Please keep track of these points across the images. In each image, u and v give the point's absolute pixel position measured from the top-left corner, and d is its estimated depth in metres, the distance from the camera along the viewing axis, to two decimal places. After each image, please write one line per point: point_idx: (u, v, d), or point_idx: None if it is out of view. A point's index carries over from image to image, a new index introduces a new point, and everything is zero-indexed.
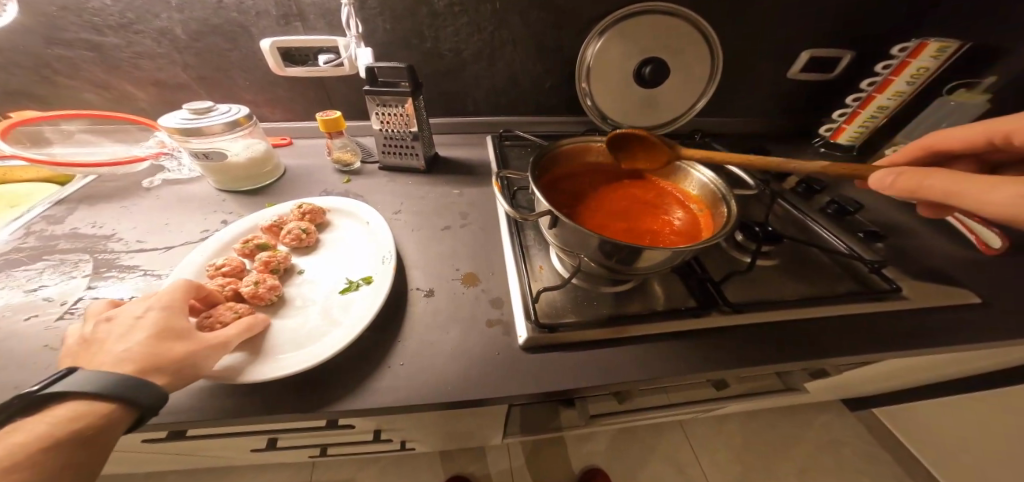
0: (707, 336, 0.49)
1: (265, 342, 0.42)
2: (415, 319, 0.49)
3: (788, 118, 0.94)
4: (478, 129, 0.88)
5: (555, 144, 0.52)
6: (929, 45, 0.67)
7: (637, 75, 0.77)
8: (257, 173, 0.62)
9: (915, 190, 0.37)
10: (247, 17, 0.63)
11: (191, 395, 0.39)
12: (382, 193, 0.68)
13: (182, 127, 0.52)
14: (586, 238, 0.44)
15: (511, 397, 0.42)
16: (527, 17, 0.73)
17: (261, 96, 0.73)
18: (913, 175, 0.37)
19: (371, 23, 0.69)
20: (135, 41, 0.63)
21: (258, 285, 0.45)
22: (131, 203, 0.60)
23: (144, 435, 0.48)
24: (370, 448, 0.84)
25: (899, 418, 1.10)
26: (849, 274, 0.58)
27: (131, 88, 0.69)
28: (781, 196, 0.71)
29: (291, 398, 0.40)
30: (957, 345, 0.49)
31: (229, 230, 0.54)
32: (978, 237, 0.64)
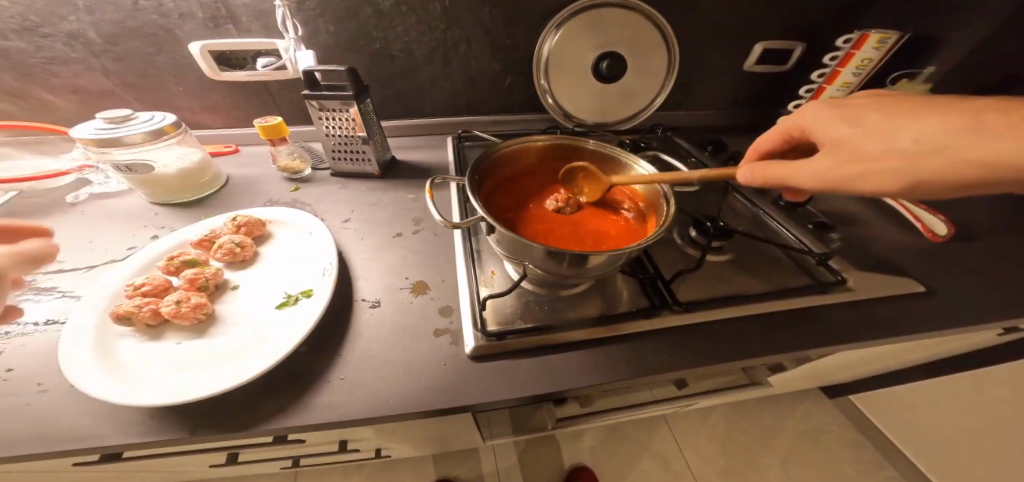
0: (659, 337, 0.49)
1: (188, 362, 0.39)
2: (358, 331, 0.47)
3: (746, 111, 0.95)
4: (439, 131, 0.86)
5: (499, 145, 0.51)
6: (870, 36, 0.67)
7: (595, 70, 0.76)
8: (190, 184, 0.59)
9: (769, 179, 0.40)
10: (171, 19, 0.60)
11: (110, 417, 0.36)
12: (332, 201, 0.65)
13: (95, 138, 0.48)
14: (525, 245, 0.42)
15: (455, 408, 0.41)
16: (477, 14, 0.71)
17: (199, 102, 0.70)
18: (762, 168, 0.40)
19: (311, 25, 0.66)
20: (42, 45, 0.59)
21: (182, 304, 0.42)
22: (52, 223, 0.55)
23: (75, 459, 0.42)
24: (350, 457, 0.83)
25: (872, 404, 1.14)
26: (799, 267, 0.59)
27: (49, 97, 0.65)
28: (737, 190, 0.71)
29: (217, 420, 0.37)
30: (903, 333, 0.50)
31: (155, 246, 0.50)
32: (923, 223, 0.66)
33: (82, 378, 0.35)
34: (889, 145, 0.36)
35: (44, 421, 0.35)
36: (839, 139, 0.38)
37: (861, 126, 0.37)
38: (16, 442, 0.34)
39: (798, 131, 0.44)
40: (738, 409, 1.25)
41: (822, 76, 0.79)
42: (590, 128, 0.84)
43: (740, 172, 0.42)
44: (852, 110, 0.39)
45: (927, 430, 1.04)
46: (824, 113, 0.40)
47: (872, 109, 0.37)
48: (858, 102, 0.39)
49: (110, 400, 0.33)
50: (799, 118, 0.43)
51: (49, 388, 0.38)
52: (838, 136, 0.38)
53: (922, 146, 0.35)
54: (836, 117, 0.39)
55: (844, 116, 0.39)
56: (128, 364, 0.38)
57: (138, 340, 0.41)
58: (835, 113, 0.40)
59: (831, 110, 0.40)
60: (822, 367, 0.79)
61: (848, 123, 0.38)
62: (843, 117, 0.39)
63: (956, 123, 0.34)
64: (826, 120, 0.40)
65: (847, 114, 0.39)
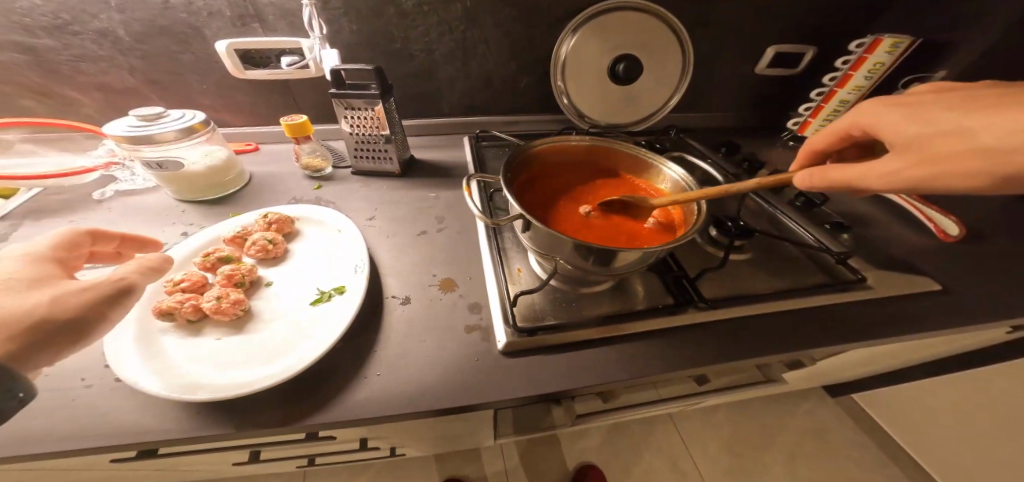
0: (685, 333, 0.50)
1: (230, 357, 0.40)
2: (391, 326, 0.47)
3: (756, 113, 0.97)
4: (455, 131, 0.86)
5: (527, 146, 0.53)
6: (884, 40, 0.70)
7: (611, 72, 0.77)
8: (216, 182, 0.59)
9: (828, 183, 0.41)
10: (199, 18, 0.61)
11: (154, 410, 0.37)
12: (355, 199, 0.66)
13: (129, 135, 0.49)
14: (558, 240, 0.44)
15: (489, 403, 0.41)
16: (497, 15, 0.72)
17: (221, 100, 0.72)
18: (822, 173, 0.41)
19: (335, 25, 0.66)
20: (72, 43, 0.60)
21: (222, 300, 0.43)
22: (80, 219, 0.55)
23: (112, 456, 0.43)
24: (363, 457, 0.83)
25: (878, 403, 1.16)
26: (816, 265, 0.60)
27: (74, 94, 0.66)
28: (752, 191, 0.73)
29: (256, 413, 0.38)
30: (921, 330, 0.51)
31: (187, 243, 0.51)
32: (937, 226, 0.67)
33: (129, 371, 0.36)
34: (972, 141, 0.34)
35: (90, 414, 0.36)
36: (910, 138, 0.37)
37: (935, 124, 0.36)
38: (63, 434, 0.35)
39: (858, 131, 0.43)
40: (743, 408, 1.26)
41: (833, 80, 0.81)
42: (606, 129, 0.84)
43: (796, 176, 0.42)
44: (919, 107, 0.38)
45: (931, 429, 1.05)
46: (888, 113, 0.39)
47: (942, 106, 0.36)
48: (922, 99, 0.38)
49: (156, 392, 0.34)
50: (857, 119, 0.42)
51: (91, 383, 0.38)
52: (905, 136, 0.38)
53: (1008, 143, 0.33)
54: (903, 117, 0.38)
55: (909, 115, 0.38)
56: (172, 359, 0.39)
57: (179, 336, 0.42)
58: (893, 111, 0.39)
59: (895, 110, 0.39)
60: (833, 366, 0.80)
61: (914, 121, 0.38)
62: (911, 117, 0.38)
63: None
64: (891, 120, 0.39)
65: (915, 113, 0.38)
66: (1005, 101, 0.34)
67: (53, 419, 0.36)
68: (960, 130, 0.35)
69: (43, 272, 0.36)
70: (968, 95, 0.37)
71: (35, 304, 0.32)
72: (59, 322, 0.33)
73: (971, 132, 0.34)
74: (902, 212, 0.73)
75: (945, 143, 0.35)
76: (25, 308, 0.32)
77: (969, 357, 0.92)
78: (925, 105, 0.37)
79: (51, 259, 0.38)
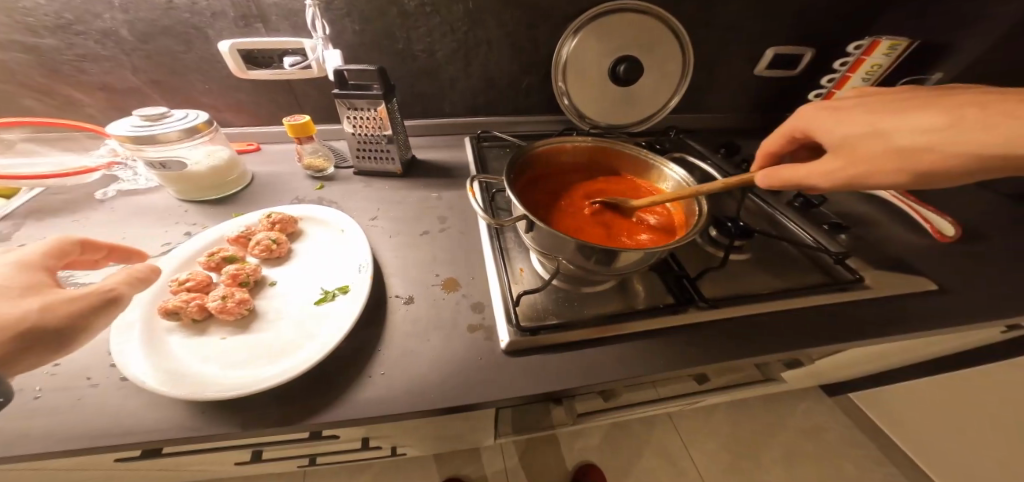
0: (686, 333, 0.50)
1: (235, 356, 0.40)
2: (395, 326, 0.48)
3: (755, 114, 0.98)
4: (456, 131, 0.87)
5: (530, 146, 0.53)
6: (881, 43, 0.70)
7: (611, 74, 0.78)
8: (219, 182, 0.60)
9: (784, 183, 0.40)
10: (202, 18, 0.61)
11: (159, 409, 0.37)
12: (357, 199, 0.66)
13: (133, 135, 0.49)
14: (561, 240, 0.44)
15: (493, 402, 0.41)
16: (499, 16, 0.72)
17: (224, 100, 0.72)
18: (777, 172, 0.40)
19: (338, 25, 0.67)
20: (75, 42, 0.60)
21: (226, 300, 0.43)
22: (83, 219, 0.55)
23: (116, 455, 0.44)
24: (364, 456, 0.83)
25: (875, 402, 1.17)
26: (815, 265, 0.61)
27: (77, 94, 0.66)
28: (752, 191, 0.74)
29: (262, 413, 0.38)
30: (918, 329, 0.52)
31: (191, 243, 0.51)
32: (933, 226, 0.68)
33: (135, 372, 0.36)
34: (888, 142, 0.36)
35: (99, 413, 0.36)
36: (837, 140, 0.39)
37: (860, 125, 0.38)
38: (71, 433, 0.35)
39: (800, 133, 0.44)
40: (742, 407, 1.27)
41: (832, 81, 0.82)
42: (606, 130, 0.85)
43: (755, 178, 0.41)
44: (845, 112, 0.40)
45: (927, 428, 1.06)
46: (823, 117, 0.41)
47: (864, 109, 0.38)
48: (850, 104, 0.40)
49: (163, 392, 0.34)
50: (799, 121, 0.44)
51: (98, 382, 0.39)
52: (836, 138, 0.39)
53: (920, 143, 0.35)
54: (832, 120, 0.40)
55: (839, 119, 0.40)
56: (177, 359, 0.39)
57: (184, 336, 0.42)
58: (825, 116, 0.41)
59: (827, 114, 0.41)
60: (831, 365, 0.81)
61: (846, 123, 0.39)
62: (837, 119, 0.40)
63: (942, 120, 0.34)
64: (825, 122, 0.41)
65: (844, 116, 0.40)
66: (909, 105, 0.37)
67: (59, 418, 0.36)
68: (878, 131, 0.37)
69: (35, 280, 0.36)
70: (903, 98, 0.39)
71: (26, 311, 0.32)
72: (49, 330, 0.33)
73: (886, 134, 0.36)
74: (899, 212, 0.74)
75: (865, 144, 0.37)
76: (15, 315, 0.32)
77: (965, 356, 0.92)
78: (851, 110, 0.39)
79: (39, 264, 0.38)
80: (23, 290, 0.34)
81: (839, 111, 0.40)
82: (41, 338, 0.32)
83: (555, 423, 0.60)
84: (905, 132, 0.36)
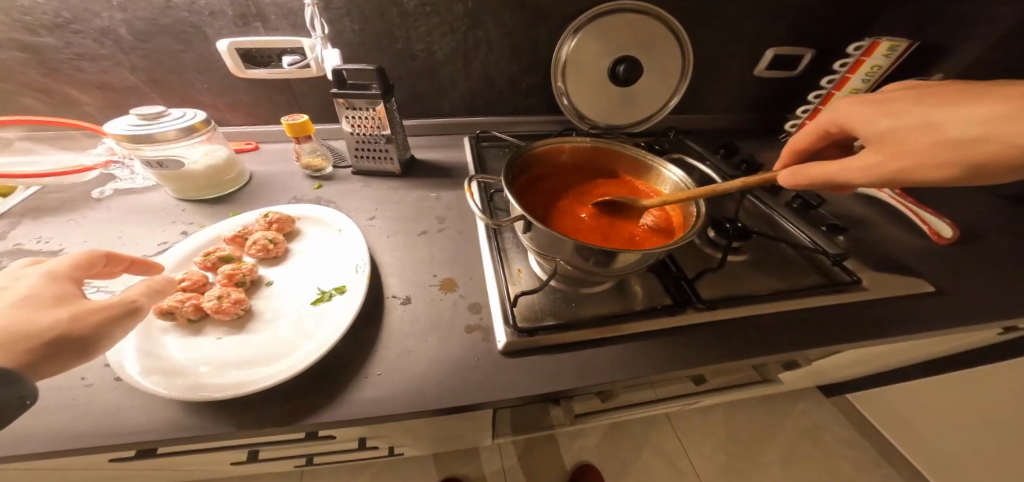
0: (683, 334, 0.50)
1: (231, 357, 0.40)
2: (392, 326, 0.48)
3: (754, 115, 0.98)
4: (455, 131, 0.87)
5: (528, 147, 0.53)
6: (881, 44, 0.71)
7: (610, 74, 0.78)
8: (217, 181, 0.59)
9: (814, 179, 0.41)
10: (201, 17, 0.61)
11: (154, 410, 0.37)
12: (355, 199, 0.66)
13: (130, 134, 0.49)
14: (559, 241, 0.44)
15: (490, 402, 0.41)
16: (499, 16, 0.72)
17: (222, 99, 0.72)
18: (806, 170, 0.41)
19: (337, 24, 0.66)
20: (72, 41, 0.60)
21: (222, 300, 0.43)
22: (80, 218, 0.55)
23: (110, 456, 0.44)
24: (361, 456, 0.83)
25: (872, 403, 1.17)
26: (813, 267, 0.61)
27: (74, 93, 0.66)
28: (750, 192, 0.74)
29: (258, 413, 0.38)
30: (916, 331, 0.52)
31: (188, 242, 0.51)
32: (931, 227, 0.68)
33: (130, 373, 0.36)
34: (939, 134, 0.35)
35: (94, 413, 0.36)
36: (881, 133, 0.39)
37: (903, 118, 0.37)
38: (66, 433, 0.35)
39: (836, 127, 0.44)
40: (740, 408, 1.27)
41: (831, 82, 0.82)
42: (605, 130, 0.85)
43: (779, 175, 0.42)
44: (891, 104, 0.39)
45: (925, 428, 1.07)
46: (862, 111, 0.41)
47: (908, 102, 0.38)
48: (896, 96, 0.39)
49: (159, 393, 0.34)
50: (834, 116, 0.44)
51: (92, 382, 0.39)
52: (880, 130, 0.39)
53: (974, 134, 0.34)
54: (873, 113, 0.40)
55: (880, 111, 0.39)
56: (172, 359, 0.39)
57: (180, 336, 0.42)
58: (864, 109, 0.41)
59: (868, 107, 0.41)
60: (829, 366, 0.81)
61: (887, 116, 0.39)
62: (880, 113, 0.39)
63: (997, 109, 0.33)
64: (865, 115, 0.40)
65: (884, 109, 0.39)
66: (965, 94, 0.36)
67: (53, 418, 0.36)
68: (926, 123, 0.36)
69: (62, 291, 0.35)
70: (948, 88, 0.38)
71: (53, 320, 0.32)
72: (78, 336, 0.32)
73: (938, 126, 0.36)
74: (896, 213, 0.74)
75: (914, 136, 0.37)
76: (46, 323, 0.31)
77: (962, 358, 0.93)
78: (893, 104, 0.39)
79: (68, 276, 0.37)
80: (50, 299, 0.34)
81: (878, 104, 0.40)
82: (64, 346, 0.32)
83: (552, 424, 0.60)
84: (958, 123, 0.35)
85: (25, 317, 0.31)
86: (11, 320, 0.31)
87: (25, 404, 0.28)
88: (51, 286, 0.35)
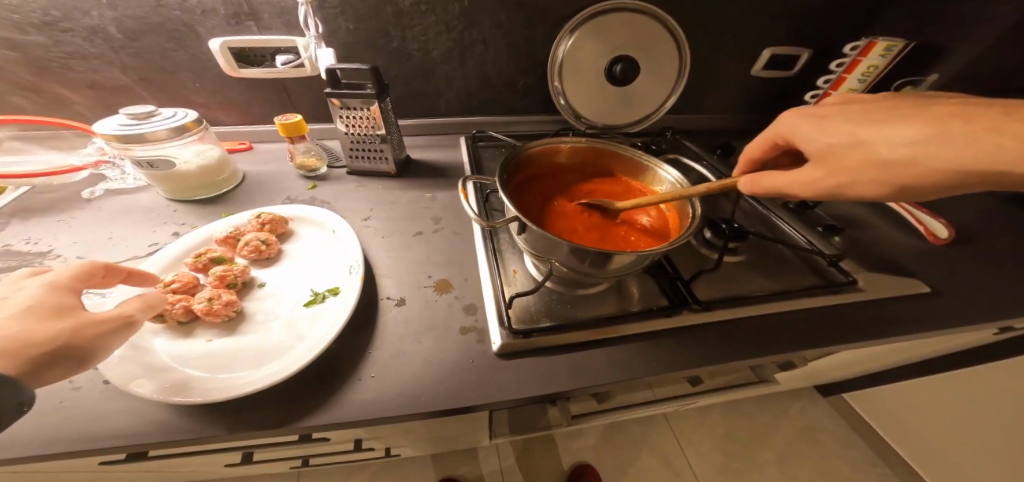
0: (679, 335, 0.50)
1: (222, 359, 0.39)
2: (386, 328, 0.47)
3: (751, 115, 0.98)
4: (452, 130, 0.86)
5: (522, 147, 0.53)
6: (877, 44, 0.70)
7: (607, 74, 0.77)
8: (209, 181, 0.59)
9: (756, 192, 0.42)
10: (192, 15, 0.60)
11: (144, 414, 0.37)
12: (350, 199, 0.65)
13: (119, 134, 0.48)
14: (554, 242, 0.44)
15: (484, 405, 0.41)
16: (495, 16, 0.72)
17: (216, 99, 0.71)
18: (755, 182, 0.41)
19: (331, 23, 0.66)
20: (61, 40, 0.59)
21: (213, 301, 0.43)
22: (70, 219, 0.55)
23: (102, 458, 0.43)
24: (357, 457, 0.82)
25: (869, 403, 1.17)
26: (809, 267, 0.61)
27: (64, 92, 0.65)
28: (747, 193, 0.74)
29: (249, 416, 0.37)
30: (911, 332, 0.52)
31: (179, 243, 0.50)
32: (927, 228, 0.68)
33: (116, 376, 0.35)
34: (870, 152, 0.36)
35: (81, 417, 0.36)
36: (821, 148, 0.39)
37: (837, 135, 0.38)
38: (52, 437, 0.34)
39: (784, 140, 0.44)
40: (737, 408, 1.27)
41: (829, 82, 0.82)
42: (602, 130, 0.85)
43: (738, 182, 0.42)
44: (826, 120, 0.39)
45: (921, 429, 1.07)
46: (801, 125, 0.41)
47: (850, 117, 0.38)
48: (832, 112, 0.40)
49: (146, 396, 0.34)
50: (781, 128, 0.44)
51: (81, 385, 0.38)
52: (818, 147, 0.39)
53: (900, 155, 0.35)
54: (814, 127, 0.40)
55: (820, 127, 0.39)
56: (161, 361, 0.38)
57: (170, 338, 0.41)
58: (806, 123, 0.41)
59: (810, 121, 0.40)
60: (826, 366, 0.81)
61: (826, 132, 0.39)
62: (817, 128, 0.40)
63: (922, 130, 0.34)
64: (805, 128, 0.41)
65: (824, 124, 0.39)
66: (893, 113, 0.36)
67: (41, 423, 0.35)
68: (859, 141, 0.37)
69: (62, 302, 0.34)
70: (884, 104, 0.38)
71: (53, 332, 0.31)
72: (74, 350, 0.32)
73: (870, 145, 0.36)
74: (893, 213, 0.74)
75: (849, 153, 0.37)
76: (44, 334, 0.31)
77: (958, 357, 0.93)
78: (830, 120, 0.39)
79: (70, 285, 0.36)
80: (51, 309, 0.33)
81: (818, 119, 0.40)
82: (58, 360, 0.31)
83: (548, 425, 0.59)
84: (886, 142, 0.35)
85: (24, 327, 0.31)
86: (10, 330, 0.30)
87: (21, 411, 0.28)
88: (52, 295, 0.34)
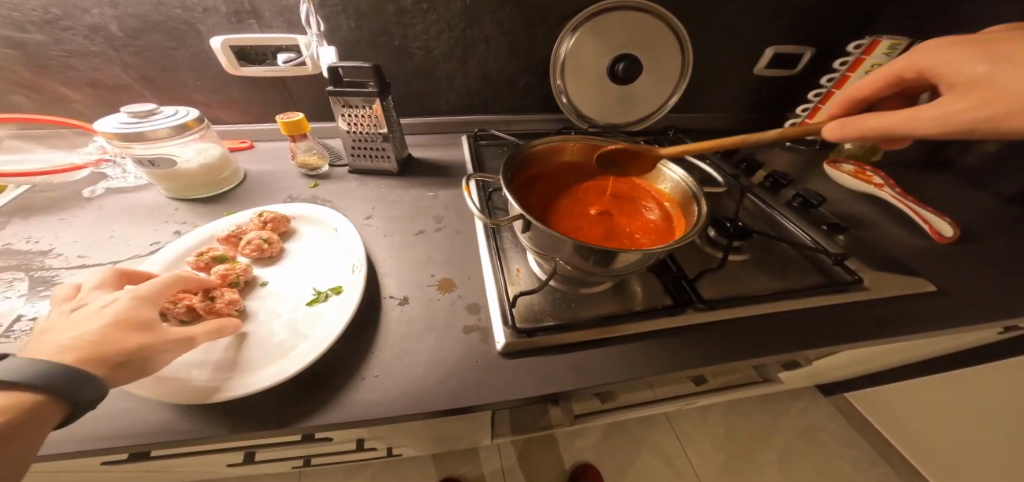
0: (684, 334, 0.50)
1: (223, 359, 0.39)
2: (388, 327, 0.47)
3: (753, 114, 0.97)
4: (453, 129, 0.86)
5: (525, 146, 0.52)
6: (882, 42, 0.71)
7: (610, 73, 0.77)
8: (211, 180, 0.59)
9: (860, 132, 0.40)
10: (193, 14, 0.60)
11: (145, 414, 0.36)
12: (352, 197, 0.65)
13: (120, 132, 0.48)
14: (559, 241, 0.43)
15: (489, 405, 0.41)
16: (497, 15, 0.71)
17: (216, 97, 0.71)
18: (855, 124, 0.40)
19: (333, 22, 0.66)
20: (61, 38, 0.59)
21: (217, 300, 0.43)
22: (71, 217, 0.54)
23: (102, 458, 0.43)
24: (358, 457, 0.82)
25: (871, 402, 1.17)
26: (813, 266, 0.60)
27: (65, 90, 0.65)
28: (750, 191, 0.73)
29: (251, 416, 0.37)
30: (915, 331, 0.52)
31: (180, 242, 0.50)
32: (932, 227, 0.67)
33: None
34: None
35: (87, 417, 0.36)
36: (977, 76, 0.38)
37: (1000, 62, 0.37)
38: (58, 437, 0.34)
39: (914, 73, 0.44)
40: (739, 407, 1.27)
41: (831, 81, 0.82)
42: (604, 129, 0.84)
43: (827, 126, 0.42)
44: (991, 44, 0.38)
45: (923, 429, 1.06)
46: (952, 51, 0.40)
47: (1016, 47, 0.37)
48: (993, 40, 0.39)
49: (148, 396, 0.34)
50: (915, 59, 0.43)
51: None
52: (972, 75, 0.38)
53: None
54: (968, 55, 0.39)
55: (971, 53, 0.39)
56: None
57: None
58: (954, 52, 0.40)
59: (959, 49, 0.40)
60: (828, 365, 0.81)
61: (982, 59, 0.38)
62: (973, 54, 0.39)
63: None
64: (954, 56, 0.40)
65: (978, 51, 0.39)
66: None
67: None
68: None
69: (146, 316, 0.34)
70: None
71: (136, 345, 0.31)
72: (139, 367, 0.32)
73: None
74: (896, 212, 0.73)
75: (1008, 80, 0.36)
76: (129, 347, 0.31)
77: (960, 357, 0.92)
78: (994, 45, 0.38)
79: (152, 297, 0.36)
80: (132, 318, 0.33)
81: (974, 47, 0.39)
82: (124, 367, 0.31)
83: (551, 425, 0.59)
84: None
85: (109, 338, 0.31)
86: (96, 339, 0.30)
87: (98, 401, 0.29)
88: (137, 305, 0.34)
